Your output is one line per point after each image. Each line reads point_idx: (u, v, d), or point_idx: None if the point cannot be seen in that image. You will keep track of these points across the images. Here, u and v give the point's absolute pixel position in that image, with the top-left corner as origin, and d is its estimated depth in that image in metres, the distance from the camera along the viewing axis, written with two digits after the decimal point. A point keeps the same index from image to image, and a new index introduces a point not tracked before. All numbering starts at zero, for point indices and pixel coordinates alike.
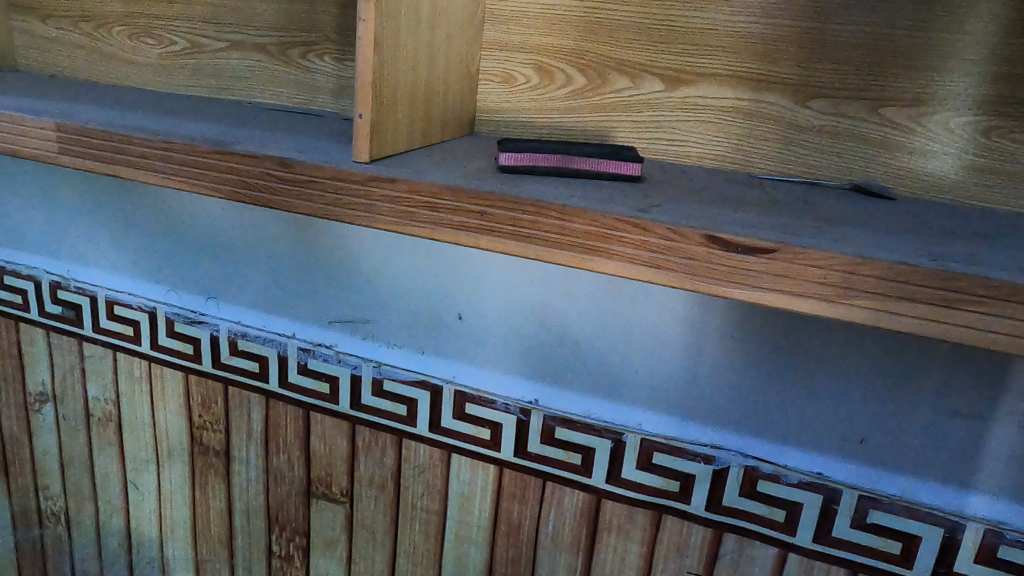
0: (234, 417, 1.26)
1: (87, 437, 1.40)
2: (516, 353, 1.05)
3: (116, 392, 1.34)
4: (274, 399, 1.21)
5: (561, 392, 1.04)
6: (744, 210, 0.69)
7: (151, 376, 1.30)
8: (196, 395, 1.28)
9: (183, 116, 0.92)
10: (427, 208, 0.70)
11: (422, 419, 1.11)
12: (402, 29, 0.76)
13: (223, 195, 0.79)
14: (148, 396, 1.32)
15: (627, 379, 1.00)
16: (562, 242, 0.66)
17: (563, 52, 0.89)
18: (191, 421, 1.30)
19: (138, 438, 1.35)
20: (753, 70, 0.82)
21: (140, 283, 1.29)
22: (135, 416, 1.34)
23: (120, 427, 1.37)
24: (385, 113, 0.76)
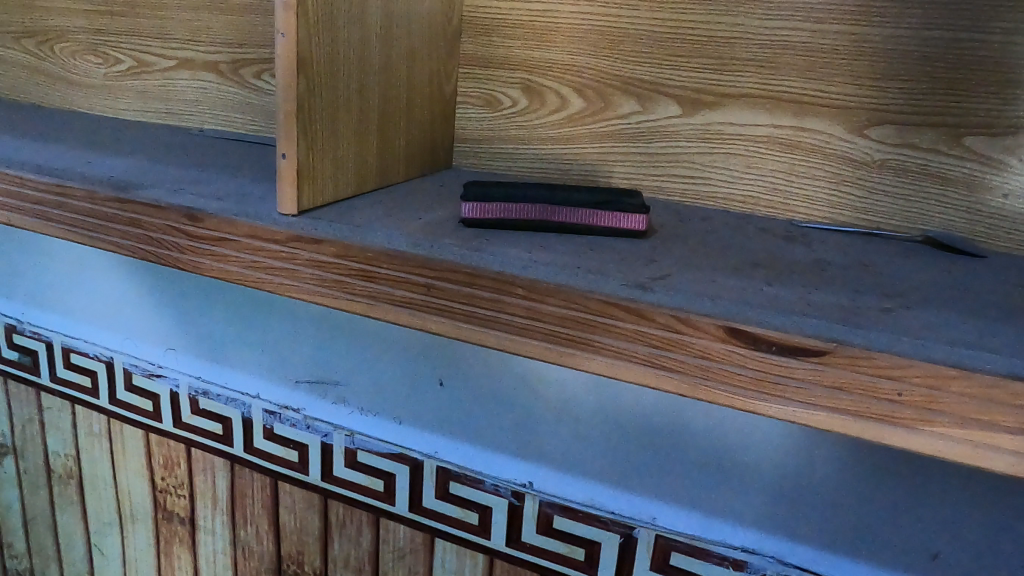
0: (198, 482, 1.11)
1: (49, 495, 1.27)
2: (509, 427, 0.87)
3: (76, 448, 1.21)
4: (240, 465, 1.06)
5: (562, 476, 0.86)
6: (782, 283, 0.51)
7: (111, 432, 1.16)
8: (158, 456, 1.14)
9: (106, 149, 0.78)
10: (360, 277, 0.54)
11: (400, 498, 0.95)
12: (341, 44, 0.60)
13: (126, 252, 0.64)
14: (108, 454, 1.18)
15: (641, 463, 0.82)
16: (532, 327, 0.49)
17: (556, 68, 0.72)
18: (153, 484, 1.16)
19: (100, 498, 1.21)
20: (794, 89, 0.65)
21: (93, 328, 1.14)
22: (95, 475, 1.20)
23: (81, 486, 1.23)
24: (318, 150, 0.60)
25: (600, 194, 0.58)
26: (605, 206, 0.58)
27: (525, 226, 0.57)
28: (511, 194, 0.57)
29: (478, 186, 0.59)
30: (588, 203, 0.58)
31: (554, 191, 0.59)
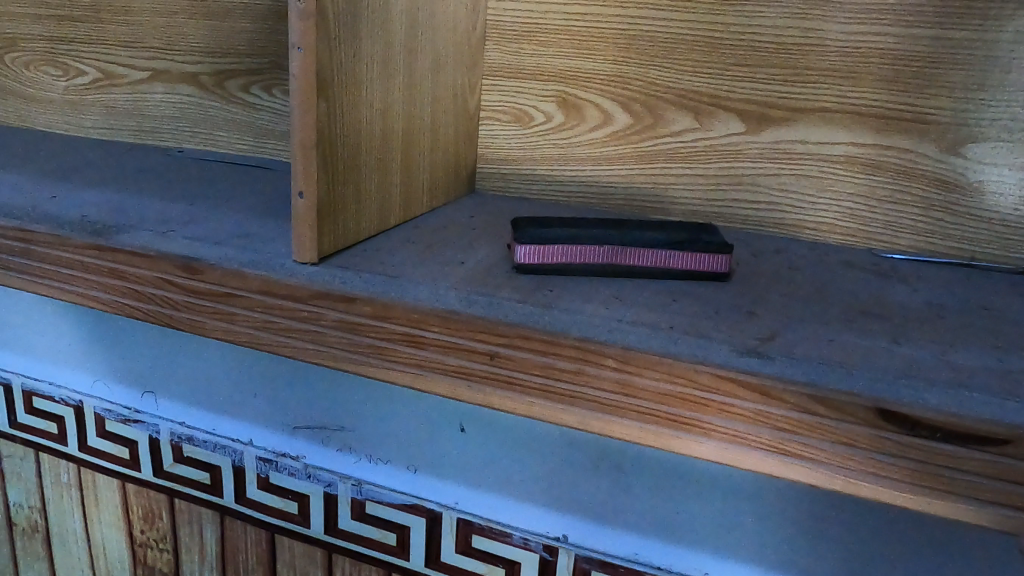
0: (183, 535, 1.00)
1: (12, 549, 1.15)
2: (539, 476, 0.79)
3: (42, 499, 1.09)
4: (232, 518, 0.96)
5: (601, 529, 0.78)
6: (907, 338, 0.44)
7: (81, 482, 1.05)
8: (136, 508, 1.02)
9: (72, 178, 0.67)
10: (404, 342, 0.45)
11: (416, 554, 0.86)
12: (363, 58, 0.50)
13: (107, 308, 0.53)
14: (79, 506, 1.06)
15: (692, 514, 0.74)
16: (625, 405, 0.41)
17: (596, 80, 0.64)
18: (131, 538, 1.04)
19: (71, 553, 1.10)
20: (877, 103, 0.57)
21: (57, 370, 1.02)
22: (65, 528, 1.09)
23: (48, 540, 1.11)
24: (340, 184, 0.51)
25: (676, 231, 0.50)
26: (684, 245, 0.49)
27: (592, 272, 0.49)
28: (575, 234, 0.49)
29: (532, 224, 0.50)
30: (664, 242, 0.49)
31: (622, 227, 0.50)
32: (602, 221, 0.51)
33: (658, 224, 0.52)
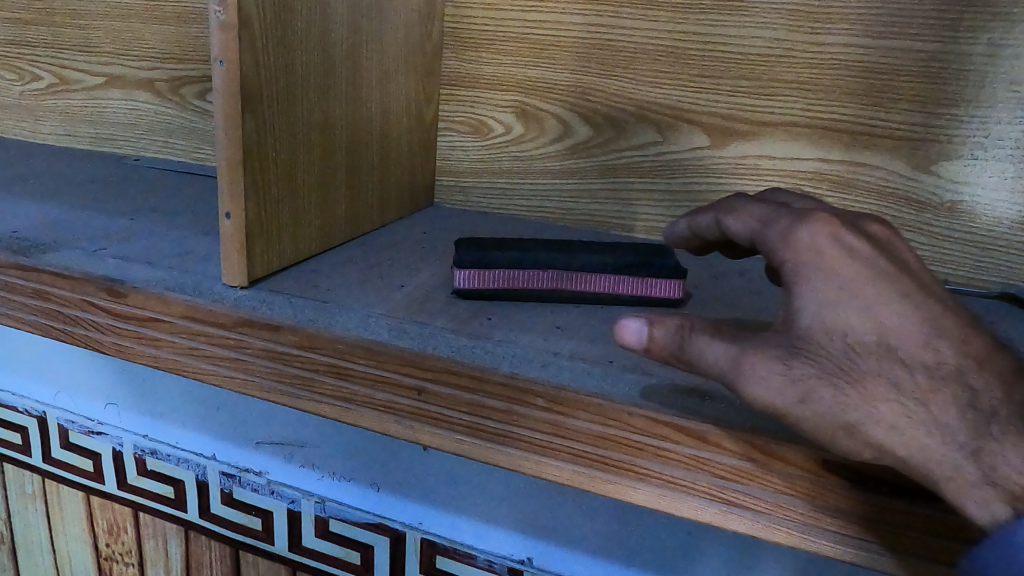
0: (148, 549, 0.98)
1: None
2: (506, 497, 0.76)
3: (8, 510, 1.07)
4: (195, 533, 0.93)
5: (565, 552, 0.75)
6: None
7: (47, 494, 1.03)
8: (101, 520, 1.00)
9: (12, 187, 0.64)
10: (330, 374, 0.42)
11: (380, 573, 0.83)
12: (298, 70, 0.47)
13: (31, 329, 0.51)
14: (45, 518, 1.04)
15: (664, 539, 0.71)
16: (557, 446, 0.38)
17: (556, 90, 0.62)
18: (96, 550, 1.02)
19: (38, 565, 1.08)
20: (846, 117, 0.55)
21: (19, 380, 1.00)
22: (31, 540, 1.06)
23: (15, 551, 1.09)
24: (272, 203, 0.48)
25: (627, 252, 0.47)
26: (633, 269, 0.47)
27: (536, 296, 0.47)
28: (517, 258, 0.46)
29: (475, 245, 0.48)
30: (612, 266, 0.46)
31: (571, 248, 0.48)
32: (552, 241, 0.49)
33: (611, 244, 0.49)
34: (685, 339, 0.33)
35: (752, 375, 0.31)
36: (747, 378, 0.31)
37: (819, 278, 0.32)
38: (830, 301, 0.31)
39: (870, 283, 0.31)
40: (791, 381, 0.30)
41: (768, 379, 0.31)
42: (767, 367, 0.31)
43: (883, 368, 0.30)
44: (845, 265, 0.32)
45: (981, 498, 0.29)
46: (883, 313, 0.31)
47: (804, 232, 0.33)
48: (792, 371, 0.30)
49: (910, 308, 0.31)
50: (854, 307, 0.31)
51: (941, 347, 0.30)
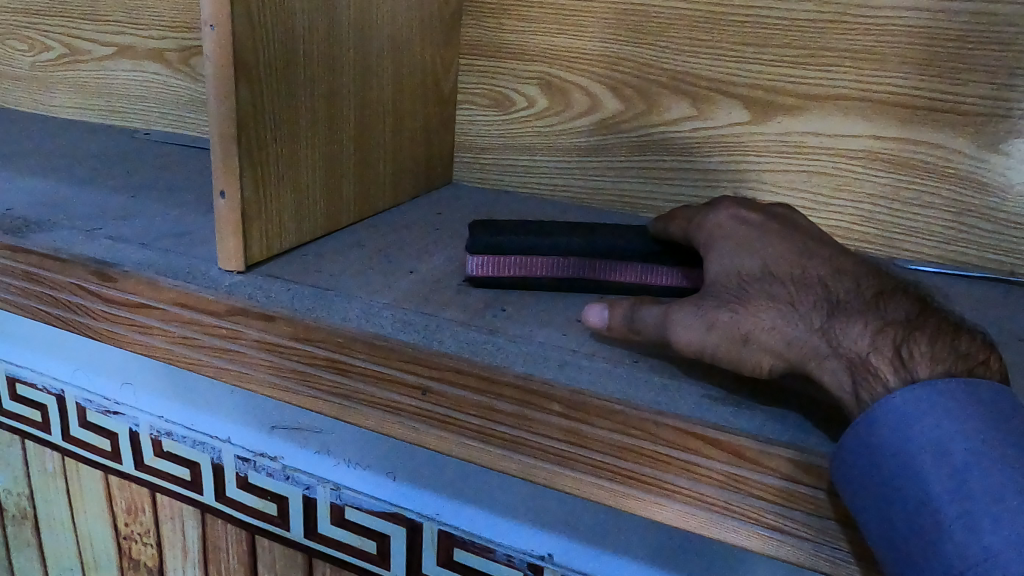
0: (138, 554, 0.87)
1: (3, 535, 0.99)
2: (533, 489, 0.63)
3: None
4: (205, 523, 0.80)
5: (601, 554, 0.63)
6: None
7: (33, 490, 0.92)
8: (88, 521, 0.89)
9: (15, 162, 0.62)
10: (329, 369, 0.39)
11: (399, 566, 0.71)
12: (299, 35, 0.43)
13: (23, 313, 0.48)
14: (30, 518, 0.94)
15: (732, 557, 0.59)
16: (573, 456, 0.34)
17: (584, 60, 0.58)
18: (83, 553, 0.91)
19: (27, 564, 0.98)
20: (904, 89, 0.50)
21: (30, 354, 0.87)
22: (19, 538, 0.97)
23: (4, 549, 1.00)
24: (271, 181, 0.44)
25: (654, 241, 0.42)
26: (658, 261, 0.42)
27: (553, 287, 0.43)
28: (534, 244, 0.42)
29: (490, 227, 0.43)
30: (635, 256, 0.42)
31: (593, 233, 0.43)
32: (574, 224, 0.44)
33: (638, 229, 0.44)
34: (631, 313, 0.37)
35: (670, 320, 0.35)
36: (673, 326, 0.35)
37: (718, 240, 0.38)
38: (726, 252, 0.37)
39: (754, 235, 0.37)
40: (703, 316, 0.34)
41: (689, 322, 0.34)
42: (685, 313, 0.35)
43: (764, 287, 0.34)
44: (735, 228, 0.38)
45: (833, 368, 0.31)
46: (767, 253, 0.36)
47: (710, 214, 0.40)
48: (702, 307, 0.34)
49: (789, 245, 0.36)
50: (742, 252, 0.36)
51: (810, 266, 0.35)
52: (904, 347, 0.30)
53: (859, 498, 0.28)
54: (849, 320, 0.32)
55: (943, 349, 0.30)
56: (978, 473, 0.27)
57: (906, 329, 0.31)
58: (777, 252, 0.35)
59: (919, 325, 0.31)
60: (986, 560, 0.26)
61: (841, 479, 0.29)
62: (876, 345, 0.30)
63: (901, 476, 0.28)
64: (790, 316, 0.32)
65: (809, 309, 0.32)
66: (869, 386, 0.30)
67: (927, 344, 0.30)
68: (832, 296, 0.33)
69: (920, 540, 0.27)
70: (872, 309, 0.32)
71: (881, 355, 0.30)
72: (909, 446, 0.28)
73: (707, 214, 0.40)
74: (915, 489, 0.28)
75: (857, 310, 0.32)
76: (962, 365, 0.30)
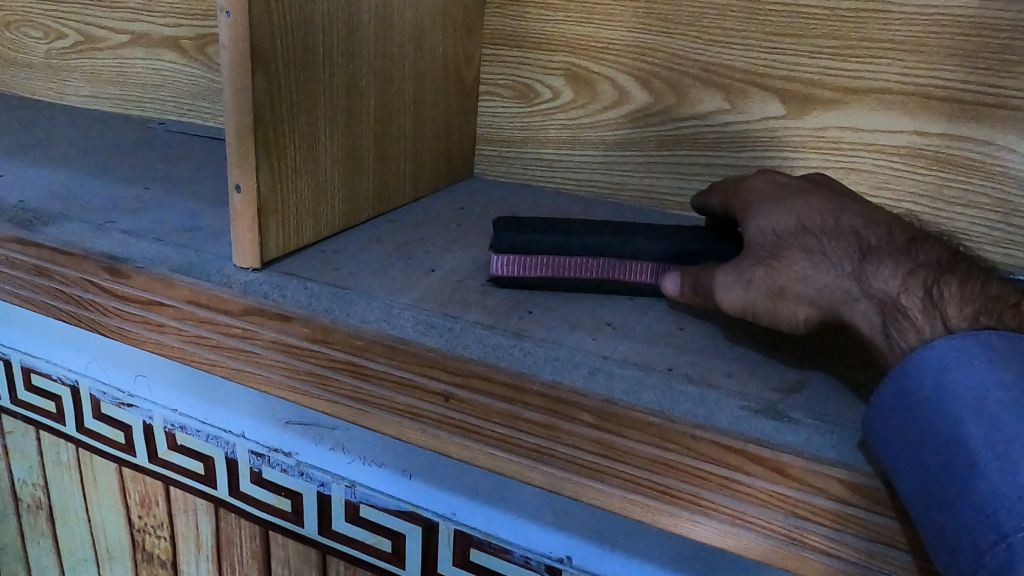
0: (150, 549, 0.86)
1: (18, 525, 0.97)
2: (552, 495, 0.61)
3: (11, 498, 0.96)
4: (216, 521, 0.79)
5: (622, 559, 0.60)
6: None
7: (46, 482, 0.91)
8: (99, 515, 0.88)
9: (28, 152, 0.61)
10: (347, 372, 0.37)
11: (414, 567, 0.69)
12: (319, 22, 0.42)
13: (33, 308, 0.47)
14: (43, 511, 0.93)
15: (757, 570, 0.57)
16: (604, 469, 0.32)
17: (612, 50, 0.56)
18: (95, 547, 0.90)
19: (40, 557, 0.97)
20: (950, 83, 0.47)
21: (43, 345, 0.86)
22: (32, 530, 0.96)
23: (16, 542, 0.99)
24: (287, 174, 0.43)
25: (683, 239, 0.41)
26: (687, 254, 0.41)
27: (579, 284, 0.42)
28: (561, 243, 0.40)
29: (513, 226, 0.41)
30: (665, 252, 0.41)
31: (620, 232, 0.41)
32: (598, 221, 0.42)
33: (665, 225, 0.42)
34: (693, 277, 0.38)
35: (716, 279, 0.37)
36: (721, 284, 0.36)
37: (757, 199, 0.39)
38: (765, 208, 0.38)
39: (790, 194, 0.38)
40: (741, 273, 0.36)
41: (727, 282, 0.36)
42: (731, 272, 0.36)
43: (799, 239, 0.35)
44: (772, 189, 0.39)
45: (863, 311, 0.32)
46: (800, 207, 0.37)
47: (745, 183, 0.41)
48: (739, 265, 0.36)
49: (823, 200, 0.37)
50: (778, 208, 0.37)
51: (845, 216, 0.36)
52: (935, 288, 0.31)
53: (895, 452, 0.28)
54: (882, 264, 0.33)
55: (974, 290, 0.31)
56: (1010, 413, 0.25)
57: (937, 272, 0.32)
58: (811, 207, 0.37)
59: (951, 270, 0.32)
60: (1017, 498, 0.24)
61: (880, 438, 0.29)
62: (905, 285, 0.31)
63: (932, 424, 0.27)
64: (823, 263, 0.34)
65: (842, 255, 0.34)
66: (899, 325, 0.31)
67: (958, 285, 0.31)
68: (865, 242, 0.34)
69: (952, 486, 0.25)
70: (904, 254, 0.33)
71: (910, 295, 0.31)
72: (946, 390, 0.27)
73: (743, 184, 0.42)
74: (951, 432, 0.26)
75: (889, 255, 0.33)
76: (993, 304, 0.30)
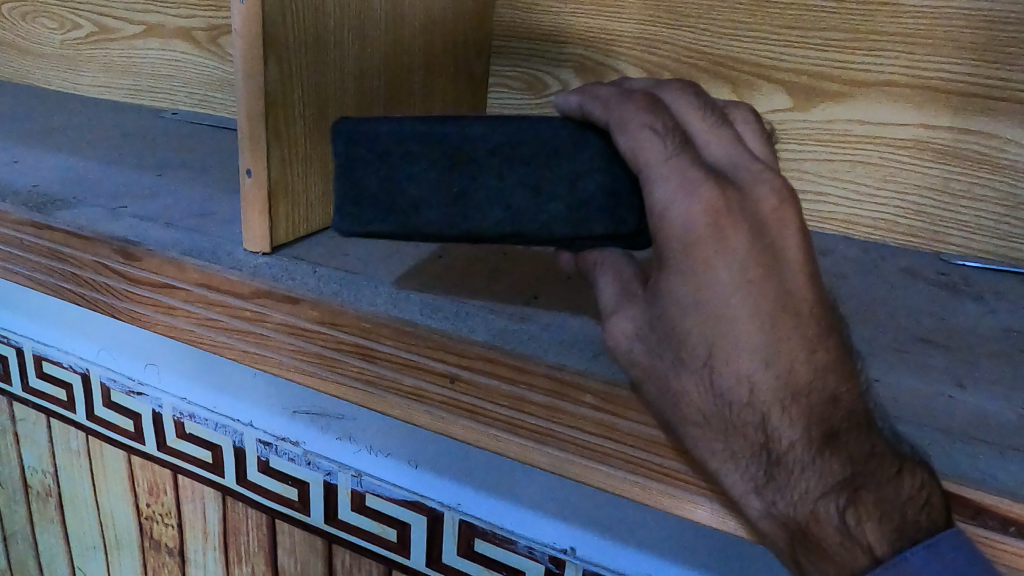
0: (158, 539, 0.86)
1: (29, 512, 0.98)
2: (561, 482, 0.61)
3: (22, 486, 0.96)
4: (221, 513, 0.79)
5: (627, 550, 0.61)
6: (965, 380, 0.36)
7: (55, 471, 0.92)
8: (107, 503, 0.88)
9: (43, 139, 0.61)
10: (355, 354, 0.38)
11: (418, 556, 0.67)
12: (331, 11, 0.42)
13: (45, 291, 0.47)
14: (52, 498, 0.94)
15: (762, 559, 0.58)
16: (608, 451, 0.33)
17: (621, 42, 0.56)
18: (105, 535, 0.91)
19: (49, 544, 0.98)
20: (958, 76, 0.48)
21: (55, 333, 0.86)
22: (42, 517, 0.97)
23: (27, 529, 0.99)
24: (298, 162, 0.43)
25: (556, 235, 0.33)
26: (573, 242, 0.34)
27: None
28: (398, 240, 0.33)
29: (349, 205, 0.32)
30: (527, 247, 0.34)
31: (475, 211, 0.32)
32: (454, 175, 0.32)
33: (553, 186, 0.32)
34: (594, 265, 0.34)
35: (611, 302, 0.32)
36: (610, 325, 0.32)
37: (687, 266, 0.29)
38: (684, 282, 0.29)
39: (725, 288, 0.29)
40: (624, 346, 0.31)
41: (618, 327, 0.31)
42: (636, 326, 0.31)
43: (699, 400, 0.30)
44: (715, 269, 0.29)
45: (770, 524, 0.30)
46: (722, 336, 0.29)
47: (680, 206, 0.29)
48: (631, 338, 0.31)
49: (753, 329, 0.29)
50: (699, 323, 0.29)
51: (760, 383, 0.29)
52: (849, 514, 0.28)
53: None
54: (794, 477, 0.29)
55: (889, 498, 0.28)
56: None
57: (851, 489, 0.28)
58: (740, 342, 0.29)
59: (867, 478, 0.29)
60: None
61: None
62: (817, 513, 0.29)
63: None
64: (722, 453, 0.30)
65: (749, 458, 0.29)
66: (813, 548, 0.29)
67: (872, 500, 0.28)
68: (770, 450, 0.29)
69: None
70: (814, 466, 0.29)
71: (824, 527, 0.29)
72: None
73: (680, 202, 0.29)
74: None
75: (799, 471, 0.29)
76: (908, 515, 0.28)
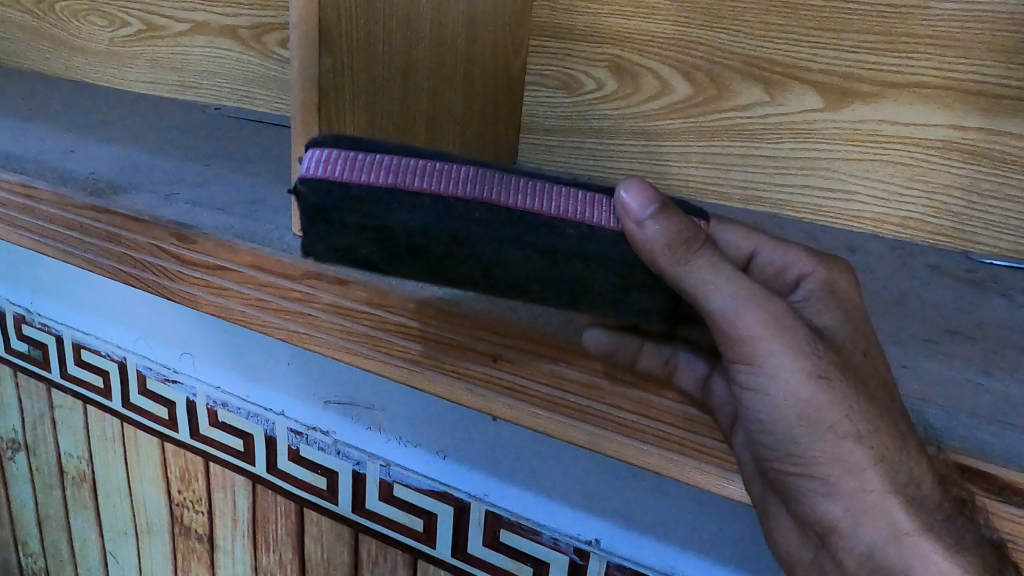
0: (187, 526, 0.88)
1: (63, 496, 1.01)
2: (588, 470, 0.62)
3: (56, 469, 0.99)
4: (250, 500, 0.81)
5: (649, 542, 0.62)
6: (989, 368, 0.37)
7: (89, 456, 0.94)
8: (140, 488, 0.91)
9: (96, 130, 0.64)
10: (400, 334, 0.39)
11: (444, 544, 0.69)
12: (382, 8, 0.44)
13: (102, 272, 0.50)
14: (86, 482, 0.96)
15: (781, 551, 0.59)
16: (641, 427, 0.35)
17: (655, 42, 0.58)
18: (136, 521, 0.93)
19: (81, 528, 1.01)
20: (987, 78, 0.49)
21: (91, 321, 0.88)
22: (75, 502, 0.99)
23: (60, 514, 1.02)
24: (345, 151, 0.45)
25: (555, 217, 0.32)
26: (633, 261, 0.29)
27: (413, 219, 0.28)
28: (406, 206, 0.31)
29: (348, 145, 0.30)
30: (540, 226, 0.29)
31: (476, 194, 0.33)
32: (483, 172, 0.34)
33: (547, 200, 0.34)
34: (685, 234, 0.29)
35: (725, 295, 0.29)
36: (736, 314, 0.29)
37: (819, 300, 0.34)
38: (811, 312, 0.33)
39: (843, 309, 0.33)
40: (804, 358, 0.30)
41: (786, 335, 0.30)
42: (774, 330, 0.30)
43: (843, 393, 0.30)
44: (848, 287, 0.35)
45: None
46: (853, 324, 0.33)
47: (794, 269, 0.35)
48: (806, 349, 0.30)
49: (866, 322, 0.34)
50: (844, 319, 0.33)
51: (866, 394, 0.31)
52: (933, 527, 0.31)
53: None
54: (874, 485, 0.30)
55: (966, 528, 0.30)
56: None
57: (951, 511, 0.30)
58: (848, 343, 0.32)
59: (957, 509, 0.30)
60: None
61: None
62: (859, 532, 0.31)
63: None
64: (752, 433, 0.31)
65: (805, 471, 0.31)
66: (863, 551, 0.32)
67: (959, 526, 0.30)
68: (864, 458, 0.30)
69: None
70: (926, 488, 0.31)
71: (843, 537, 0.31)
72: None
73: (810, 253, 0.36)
74: None
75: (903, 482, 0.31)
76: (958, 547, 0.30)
